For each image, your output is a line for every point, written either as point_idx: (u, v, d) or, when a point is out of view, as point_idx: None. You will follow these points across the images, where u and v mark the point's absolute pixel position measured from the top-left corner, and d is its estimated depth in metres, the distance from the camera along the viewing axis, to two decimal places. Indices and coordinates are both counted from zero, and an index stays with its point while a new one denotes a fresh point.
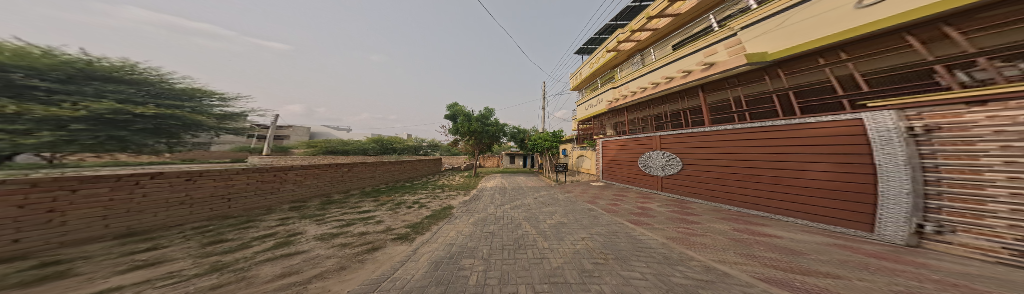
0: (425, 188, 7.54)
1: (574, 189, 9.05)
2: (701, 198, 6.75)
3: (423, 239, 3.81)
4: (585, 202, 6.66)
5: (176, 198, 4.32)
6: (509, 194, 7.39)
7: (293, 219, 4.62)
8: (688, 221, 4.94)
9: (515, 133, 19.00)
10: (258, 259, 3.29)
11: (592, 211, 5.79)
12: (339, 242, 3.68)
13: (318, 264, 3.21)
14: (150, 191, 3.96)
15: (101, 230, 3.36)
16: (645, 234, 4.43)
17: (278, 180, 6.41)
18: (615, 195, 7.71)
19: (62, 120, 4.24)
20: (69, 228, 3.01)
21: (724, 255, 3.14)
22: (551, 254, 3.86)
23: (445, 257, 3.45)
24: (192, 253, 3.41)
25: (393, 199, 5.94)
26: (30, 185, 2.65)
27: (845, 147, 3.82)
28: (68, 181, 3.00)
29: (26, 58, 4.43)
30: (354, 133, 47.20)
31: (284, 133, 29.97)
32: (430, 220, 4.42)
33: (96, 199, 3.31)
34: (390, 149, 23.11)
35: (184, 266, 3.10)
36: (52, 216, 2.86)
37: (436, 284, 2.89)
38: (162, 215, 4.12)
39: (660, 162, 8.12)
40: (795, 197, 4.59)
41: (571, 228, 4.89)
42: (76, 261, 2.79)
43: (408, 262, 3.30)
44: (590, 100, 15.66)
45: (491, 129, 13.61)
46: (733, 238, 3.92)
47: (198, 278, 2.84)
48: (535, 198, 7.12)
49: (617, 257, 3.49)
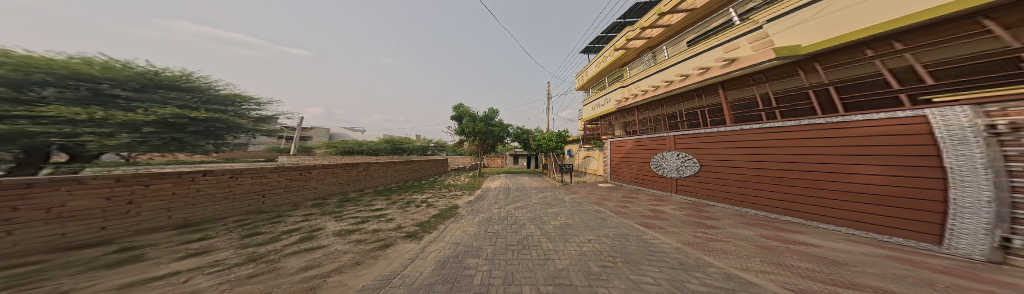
0: (432, 187, 7.80)
1: (580, 190, 8.82)
2: (724, 202, 6.25)
3: (430, 237, 3.95)
4: (592, 203, 6.50)
5: (223, 193, 4.92)
6: (513, 194, 7.38)
7: (315, 215, 5.03)
8: (706, 225, 4.63)
9: (519, 133, 18.88)
10: (286, 252, 3.64)
11: (599, 213, 5.64)
12: (354, 238, 3.95)
13: (337, 258, 3.49)
14: (203, 186, 4.57)
15: (165, 221, 3.95)
16: (657, 238, 4.20)
17: (307, 178, 7.08)
18: (624, 197, 7.38)
19: (137, 124, 4.98)
20: (142, 218, 3.64)
21: (750, 263, 2.89)
22: (556, 255, 3.83)
23: (451, 256, 3.56)
24: (233, 244, 3.86)
25: (403, 198, 6.23)
26: (114, 181, 3.33)
27: (901, 148, 3.30)
28: (142, 178, 3.66)
29: (111, 71, 5.30)
30: (369, 135, 50.01)
31: (308, 134, 32.54)
32: (437, 219, 4.58)
33: (162, 193, 3.93)
34: (400, 149, 24.15)
35: (221, 256, 3.49)
36: (130, 207, 3.50)
37: (442, 282, 3.00)
38: (211, 208, 4.70)
39: (675, 163, 7.79)
40: (836, 203, 4.08)
41: (577, 229, 4.81)
42: (146, 247, 3.29)
43: (417, 260, 3.44)
44: (598, 99, 15.04)
45: (496, 129, 13.65)
46: (758, 244, 3.61)
47: (239, 267, 3.22)
48: (540, 199, 7.08)
49: (626, 260, 3.35)
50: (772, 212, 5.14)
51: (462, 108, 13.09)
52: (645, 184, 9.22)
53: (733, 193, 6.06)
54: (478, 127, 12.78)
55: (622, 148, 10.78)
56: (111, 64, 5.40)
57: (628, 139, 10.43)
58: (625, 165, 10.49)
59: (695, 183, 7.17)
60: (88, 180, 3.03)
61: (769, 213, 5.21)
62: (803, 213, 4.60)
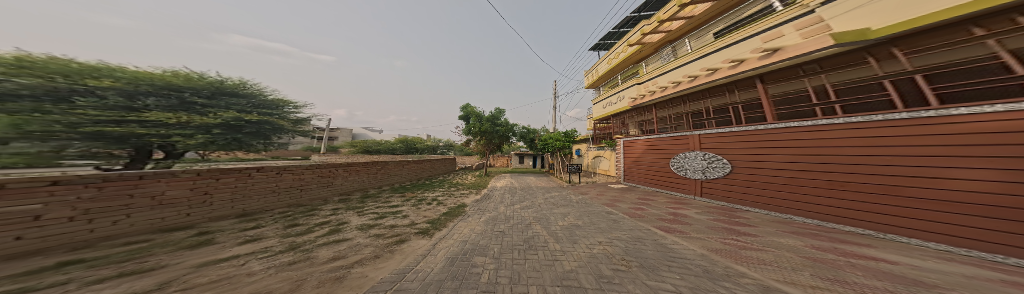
0: (442, 186, 8.13)
1: (590, 191, 8.43)
2: (765, 207, 5.54)
3: (440, 235, 4.12)
4: (602, 204, 6.23)
5: (271, 187, 5.67)
6: (519, 194, 7.36)
7: (341, 210, 5.57)
8: (737, 232, 4.13)
9: (525, 132, 18.50)
10: (318, 242, 4.11)
11: (610, 215, 5.39)
12: (374, 233, 4.29)
13: (360, 249, 3.87)
14: (258, 181, 5.35)
15: (228, 210, 4.72)
16: (679, 243, 3.86)
17: (336, 176, 7.88)
18: (639, 199, 6.91)
19: (208, 126, 5.86)
20: (212, 207, 4.42)
21: (794, 276, 2.50)
22: (562, 256, 3.76)
23: (459, 254, 3.69)
24: (278, 233, 4.45)
25: (415, 195, 6.60)
26: (196, 174, 4.19)
27: (1005, 149, 2.55)
28: (214, 173, 4.51)
29: (191, 82, 6.43)
30: (387, 135, 53.68)
31: (334, 135, 35.75)
32: (446, 217, 4.77)
33: (226, 187, 4.71)
34: (412, 149, 25.48)
35: (269, 243, 4.06)
36: (203, 197, 4.29)
37: (451, 279, 3.13)
38: (263, 201, 5.46)
39: (700, 164, 7.11)
40: (921, 213, 3.28)
41: (588, 230, 4.65)
42: (216, 232, 3.96)
43: (428, 256, 3.63)
44: (608, 97, 13.98)
45: (501, 129, 13.59)
46: (806, 255, 3.13)
47: (283, 254, 3.73)
48: (545, 199, 6.98)
49: (642, 265, 3.15)
50: (825, 220, 4.44)
51: (469, 108, 13.25)
52: (664, 185, 8.51)
53: (776, 198, 5.33)
54: (484, 128, 12.84)
55: (638, 147, 10.07)
56: (182, 77, 6.41)
57: (646, 138, 9.67)
58: (641, 165, 9.79)
59: (725, 186, 6.43)
60: (178, 173, 3.98)
61: (822, 221, 4.50)
62: (877, 225, 3.76)
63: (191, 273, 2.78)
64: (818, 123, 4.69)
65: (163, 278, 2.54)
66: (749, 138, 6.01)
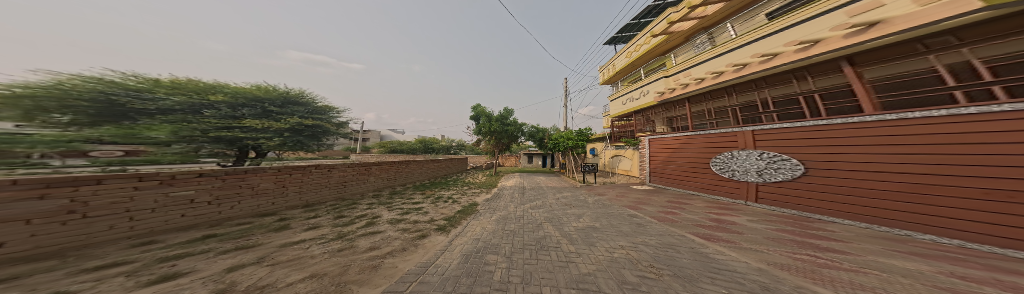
0: (456, 184, 8.57)
1: (609, 192, 7.78)
2: (864, 220, 3.98)
3: (456, 232, 4.38)
4: (623, 207, 5.77)
5: (324, 182, 6.73)
6: (530, 194, 7.32)
7: (375, 205, 6.34)
8: (812, 244, 3.21)
9: (534, 132, 17.68)
10: (359, 233, 4.79)
11: (632, 218, 4.98)
12: (401, 227, 4.80)
13: (392, 240, 4.43)
14: (314, 177, 6.40)
15: (295, 201, 5.79)
16: (722, 253, 3.30)
17: (372, 174, 8.91)
18: (669, 203, 6.14)
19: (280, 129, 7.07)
20: (285, 197, 5.50)
21: (924, 291, 1.79)
22: (578, 258, 3.62)
23: (473, 251, 3.88)
24: (330, 222, 5.29)
25: (434, 193, 7.11)
26: (277, 170, 5.35)
27: None
28: (286, 170, 5.62)
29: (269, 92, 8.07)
30: (410, 135, 58.57)
31: (365, 136, 40.02)
32: (461, 215, 5.03)
33: (295, 181, 5.79)
34: (430, 149, 27.22)
35: (323, 230, 4.88)
36: (280, 188, 5.38)
37: (466, 275, 3.29)
38: (318, 194, 6.52)
39: (755, 165, 5.88)
40: None
41: (607, 233, 4.39)
42: (288, 219, 4.93)
43: (445, 252, 3.89)
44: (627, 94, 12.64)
45: (510, 129, 13.38)
46: (946, 271, 2.23)
47: (333, 242, 4.46)
48: (557, 199, 6.76)
49: (676, 274, 2.73)
50: (982, 242, 2.78)
51: (479, 108, 13.07)
52: (704, 188, 7.31)
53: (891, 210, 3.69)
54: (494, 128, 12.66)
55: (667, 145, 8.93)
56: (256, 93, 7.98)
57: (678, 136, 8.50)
58: (673, 165, 8.64)
59: (795, 192, 5.03)
60: (267, 169, 5.16)
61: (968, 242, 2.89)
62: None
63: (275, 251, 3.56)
64: (936, 114, 3.24)
65: (260, 254, 3.31)
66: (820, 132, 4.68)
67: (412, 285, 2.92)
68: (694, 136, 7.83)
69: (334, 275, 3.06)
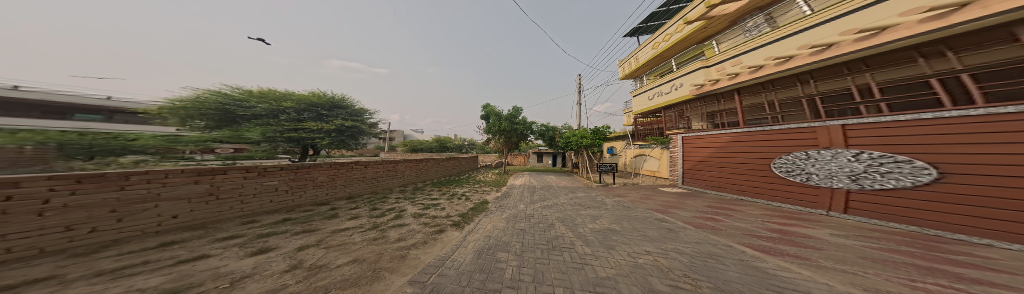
0: (468, 182, 8.83)
1: (631, 194, 7.04)
2: (925, 224, 3.48)
3: (469, 228, 4.55)
4: (648, 210, 5.22)
5: (365, 177, 7.58)
6: (541, 192, 7.18)
7: (403, 199, 6.95)
8: (943, 266, 2.30)
9: (544, 130, 16.58)
10: (390, 224, 5.33)
11: (658, 222, 4.47)
12: (423, 221, 5.19)
13: (416, 232, 4.86)
14: (357, 171, 7.25)
15: (342, 192, 6.66)
16: (781, 264, 2.68)
17: (401, 172, 9.64)
18: (708, 208, 5.29)
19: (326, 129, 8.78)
20: (335, 189, 6.38)
21: None
22: (594, 259, 3.42)
23: (485, 248, 4.00)
24: (369, 213, 5.96)
25: (449, 190, 7.49)
26: (328, 166, 6.21)
27: None
28: (335, 165, 6.46)
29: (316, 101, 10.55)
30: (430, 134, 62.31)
31: (389, 136, 43.55)
32: (473, 212, 5.19)
33: (342, 175, 6.66)
34: (443, 147, 28.27)
35: (361, 219, 5.48)
36: (330, 181, 6.23)
37: (478, 271, 3.39)
38: (359, 187, 7.38)
39: (828, 168, 4.74)
40: None
41: (628, 236, 4.05)
42: (337, 208, 5.72)
43: (460, 248, 4.09)
44: (651, 90, 11.56)
45: (519, 127, 12.85)
46: None
47: (371, 230, 5.04)
48: (569, 198, 6.48)
49: (718, 286, 2.25)
50: None
51: (488, 108, 12.69)
52: (755, 193, 6.19)
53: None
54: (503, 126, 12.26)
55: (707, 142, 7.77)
56: (312, 100, 10.53)
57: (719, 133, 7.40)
58: (712, 167, 7.54)
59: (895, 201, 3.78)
60: (322, 165, 6.06)
61: None
62: None
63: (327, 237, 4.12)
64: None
65: (318, 237, 3.96)
66: (897, 132, 3.83)
67: (432, 276, 3.14)
68: (748, 133, 6.54)
69: (369, 261, 3.44)
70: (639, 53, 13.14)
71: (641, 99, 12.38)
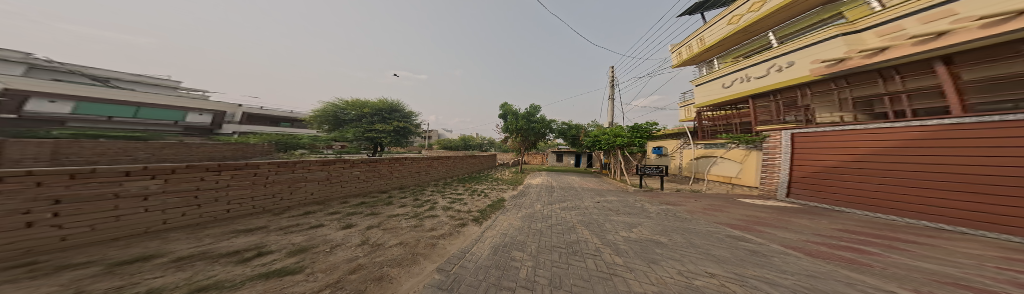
0: (486, 179, 8.95)
1: (687, 204, 5.51)
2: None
3: (487, 224, 4.59)
4: (708, 223, 4.03)
5: (419, 171, 8.22)
6: (561, 194, 6.71)
7: (450, 191, 7.01)
8: None
9: (565, 129, 14.72)
10: (432, 215, 5.26)
11: (727, 237, 3.31)
12: (455, 214, 5.20)
13: (448, 222, 4.77)
14: (413, 166, 7.92)
15: (402, 184, 7.34)
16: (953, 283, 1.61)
17: (456, 168, 9.26)
18: (811, 228, 3.70)
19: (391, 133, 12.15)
20: (397, 181, 7.11)
21: None
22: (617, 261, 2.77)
23: (502, 246, 3.91)
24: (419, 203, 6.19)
25: (473, 185, 7.69)
26: (391, 161, 6.95)
27: None
28: (396, 161, 7.19)
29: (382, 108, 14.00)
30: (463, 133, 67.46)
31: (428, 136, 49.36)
32: (491, 209, 5.24)
33: (402, 169, 7.36)
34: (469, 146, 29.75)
35: (408, 206, 5.44)
36: (392, 174, 6.89)
37: (494, 266, 3.26)
38: (415, 180, 8.01)
39: None
40: None
41: (678, 247, 3.10)
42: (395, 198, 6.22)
43: (479, 243, 4.07)
44: (728, 76, 9.33)
45: (536, 126, 11.43)
46: None
47: (418, 219, 4.92)
48: (595, 202, 5.80)
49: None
50: None
51: (506, 106, 11.99)
52: (937, 220, 3.57)
53: None
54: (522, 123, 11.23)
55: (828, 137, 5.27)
56: (381, 107, 13.91)
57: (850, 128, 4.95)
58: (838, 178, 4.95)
59: None
60: (386, 160, 6.83)
61: None
62: None
63: (383, 223, 4.19)
64: None
65: (374, 221, 4.14)
66: None
67: (452, 265, 2.96)
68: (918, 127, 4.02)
69: (409, 247, 3.34)
70: (703, 32, 10.63)
71: (715, 85, 9.90)
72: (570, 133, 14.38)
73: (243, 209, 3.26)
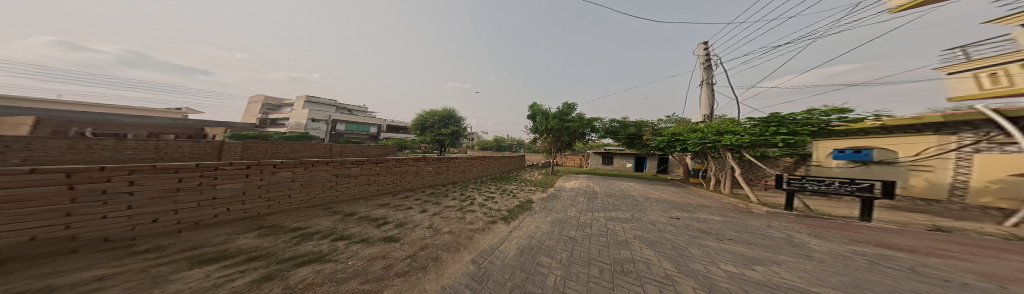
0: (515, 179, 8.81)
1: (815, 223, 3.53)
2: None
3: (515, 224, 4.08)
4: (870, 248, 2.33)
5: (476, 168, 8.47)
6: (599, 200, 5.74)
7: (499, 189, 6.81)
8: None
9: (615, 127, 12.00)
10: (476, 206, 5.14)
11: (901, 259, 1.86)
12: (489, 210, 4.92)
13: (482, 218, 4.46)
14: (472, 164, 8.21)
15: (463, 178, 7.78)
16: None
17: (488, 167, 9.34)
18: None
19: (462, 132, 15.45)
20: (460, 176, 7.53)
21: None
22: (653, 254, 2.07)
23: (527, 246, 3.12)
24: (474, 194, 6.18)
25: (501, 185, 7.53)
26: (456, 159, 7.46)
27: None
28: (460, 159, 7.62)
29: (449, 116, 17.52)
30: None
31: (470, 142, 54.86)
32: (518, 209, 4.93)
33: (463, 166, 7.76)
34: None
35: (458, 199, 5.47)
36: (456, 169, 7.31)
37: (513, 265, 2.53)
38: (474, 175, 8.32)
39: None
40: None
41: (775, 255, 1.98)
42: (457, 189, 6.58)
43: (505, 241, 3.41)
44: None
45: (571, 125, 10.56)
46: None
47: (467, 210, 4.85)
48: (650, 212, 4.51)
49: None
50: None
51: (534, 107, 11.59)
52: None
53: None
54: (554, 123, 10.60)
55: None
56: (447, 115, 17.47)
57: None
58: None
59: None
60: (452, 158, 7.27)
61: None
62: None
63: (439, 213, 4.39)
64: None
65: (432, 211, 4.41)
66: None
67: (483, 263, 2.65)
68: None
69: (449, 240, 3.26)
70: None
71: None
72: (630, 132, 11.61)
73: (365, 192, 4.24)
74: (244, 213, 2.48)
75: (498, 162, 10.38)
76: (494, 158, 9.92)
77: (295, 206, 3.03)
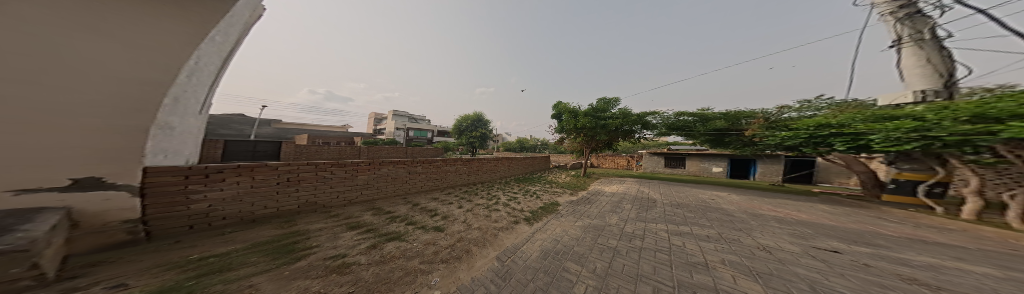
0: (539, 180, 8.61)
1: (980, 254, 2.44)
2: None
3: (539, 226, 3.99)
4: None
5: (503, 169, 8.73)
6: (634, 204, 5.13)
7: (524, 190, 6.80)
8: None
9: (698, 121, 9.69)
10: (503, 205, 5.29)
11: None
12: (514, 210, 4.98)
13: (506, 217, 4.53)
14: (501, 164, 8.55)
15: (495, 176, 8.17)
16: None
17: (511, 167, 9.28)
18: None
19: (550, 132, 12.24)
20: (491, 174, 7.97)
21: None
22: (709, 273, 1.72)
23: (551, 248, 2.97)
24: (506, 193, 6.47)
25: (525, 186, 7.49)
26: (491, 160, 7.97)
27: None
28: (493, 160, 8.06)
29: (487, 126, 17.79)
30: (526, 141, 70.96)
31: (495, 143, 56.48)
32: (542, 211, 4.79)
33: (494, 167, 8.16)
34: None
35: (486, 198, 5.67)
36: (489, 169, 7.81)
37: (536, 266, 2.43)
38: (502, 174, 8.66)
39: None
40: None
41: (862, 281, 1.57)
42: (496, 186, 7.10)
43: (528, 243, 3.34)
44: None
45: (607, 123, 9.60)
46: None
47: (496, 207, 5.08)
48: (702, 218, 3.78)
49: None
50: None
51: (560, 106, 11.10)
52: None
53: None
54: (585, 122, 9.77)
55: None
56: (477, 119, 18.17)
57: None
58: None
59: None
60: (486, 160, 7.72)
61: None
62: None
63: (471, 210, 4.69)
64: None
65: (466, 207, 4.79)
66: None
67: (506, 260, 2.69)
68: None
69: (477, 234, 3.48)
70: None
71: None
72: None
73: (436, 185, 5.22)
74: (375, 195, 3.71)
75: (522, 162, 10.33)
76: (518, 159, 9.97)
77: (398, 192, 4.16)
